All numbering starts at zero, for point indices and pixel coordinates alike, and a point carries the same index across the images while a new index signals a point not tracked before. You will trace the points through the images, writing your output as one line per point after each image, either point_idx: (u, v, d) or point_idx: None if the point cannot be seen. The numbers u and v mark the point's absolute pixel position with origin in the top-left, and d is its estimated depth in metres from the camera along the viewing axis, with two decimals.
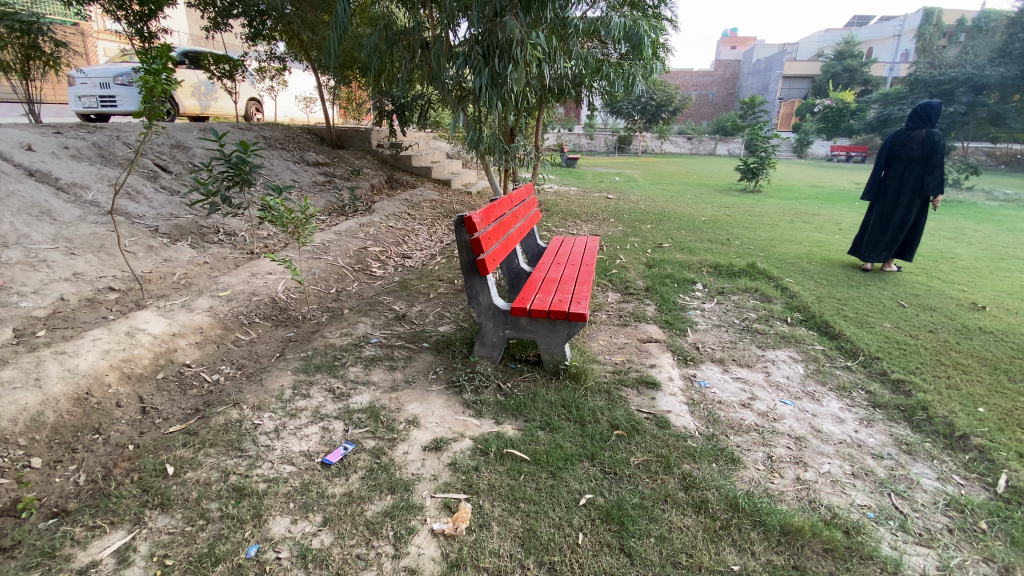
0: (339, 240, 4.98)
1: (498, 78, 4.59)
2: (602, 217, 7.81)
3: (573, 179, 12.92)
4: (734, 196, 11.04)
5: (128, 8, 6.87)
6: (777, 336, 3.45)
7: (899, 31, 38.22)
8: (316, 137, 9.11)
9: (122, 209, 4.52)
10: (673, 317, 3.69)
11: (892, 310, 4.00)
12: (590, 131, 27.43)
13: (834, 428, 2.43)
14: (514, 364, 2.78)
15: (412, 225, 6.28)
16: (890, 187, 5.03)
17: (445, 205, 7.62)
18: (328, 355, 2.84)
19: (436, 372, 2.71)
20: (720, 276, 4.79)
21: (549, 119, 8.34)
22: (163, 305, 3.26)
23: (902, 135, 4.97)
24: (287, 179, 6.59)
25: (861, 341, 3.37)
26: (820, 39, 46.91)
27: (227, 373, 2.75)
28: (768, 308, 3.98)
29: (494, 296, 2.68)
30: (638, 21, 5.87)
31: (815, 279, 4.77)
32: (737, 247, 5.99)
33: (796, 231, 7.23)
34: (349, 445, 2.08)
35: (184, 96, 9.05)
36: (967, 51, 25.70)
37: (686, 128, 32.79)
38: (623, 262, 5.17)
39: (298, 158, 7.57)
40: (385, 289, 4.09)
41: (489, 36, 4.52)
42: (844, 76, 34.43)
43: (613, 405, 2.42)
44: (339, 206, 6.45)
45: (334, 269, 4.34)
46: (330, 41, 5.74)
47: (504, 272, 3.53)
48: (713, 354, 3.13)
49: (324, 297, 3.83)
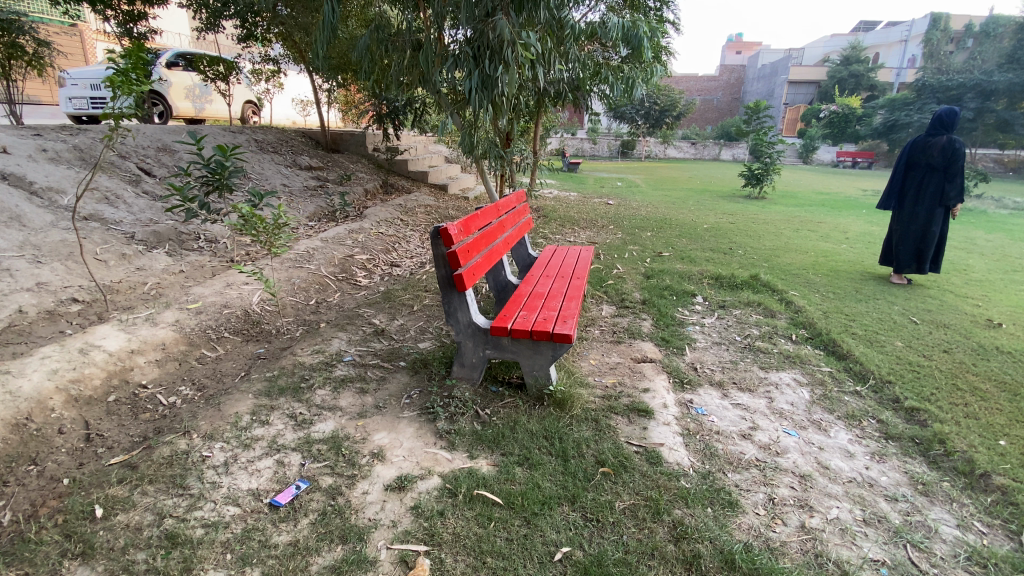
0: (324, 247, 4.80)
1: (488, 80, 4.40)
2: (602, 225, 7.60)
3: (574, 184, 12.73)
4: (738, 202, 10.81)
5: (117, 8, 6.70)
6: (780, 356, 3.23)
7: (906, 36, 37.90)
8: (311, 140, 8.96)
9: (99, 215, 4.35)
10: (669, 334, 3.47)
11: (902, 327, 3.77)
12: (593, 136, 27.26)
13: (843, 464, 2.21)
14: (495, 387, 2.57)
15: (405, 231, 6.10)
16: (910, 196, 4.85)
17: (440, 210, 7.43)
18: (295, 376, 2.64)
19: (410, 396, 2.51)
20: (722, 288, 4.58)
21: (548, 123, 8.15)
22: (126, 318, 3.08)
23: (921, 142, 4.79)
24: (277, 183, 6.43)
25: (872, 362, 3.14)
26: (826, 44, 46.66)
27: (184, 396, 2.56)
28: (771, 324, 3.77)
29: (473, 313, 2.48)
30: (637, 22, 5.70)
31: (822, 292, 4.55)
32: (740, 257, 5.77)
33: (801, 239, 7.01)
34: (303, 483, 1.88)
35: (178, 98, 8.87)
36: (975, 57, 25.38)
37: (690, 134, 32.60)
38: (620, 272, 4.95)
39: (290, 162, 7.41)
40: (368, 300, 3.90)
41: (480, 37, 4.34)
42: (849, 82, 34.17)
43: (600, 437, 2.20)
44: (329, 212, 6.28)
45: (316, 279, 4.15)
46: (318, 45, 5.49)
47: (490, 285, 3.32)
48: (712, 376, 2.91)
49: (302, 310, 3.64)
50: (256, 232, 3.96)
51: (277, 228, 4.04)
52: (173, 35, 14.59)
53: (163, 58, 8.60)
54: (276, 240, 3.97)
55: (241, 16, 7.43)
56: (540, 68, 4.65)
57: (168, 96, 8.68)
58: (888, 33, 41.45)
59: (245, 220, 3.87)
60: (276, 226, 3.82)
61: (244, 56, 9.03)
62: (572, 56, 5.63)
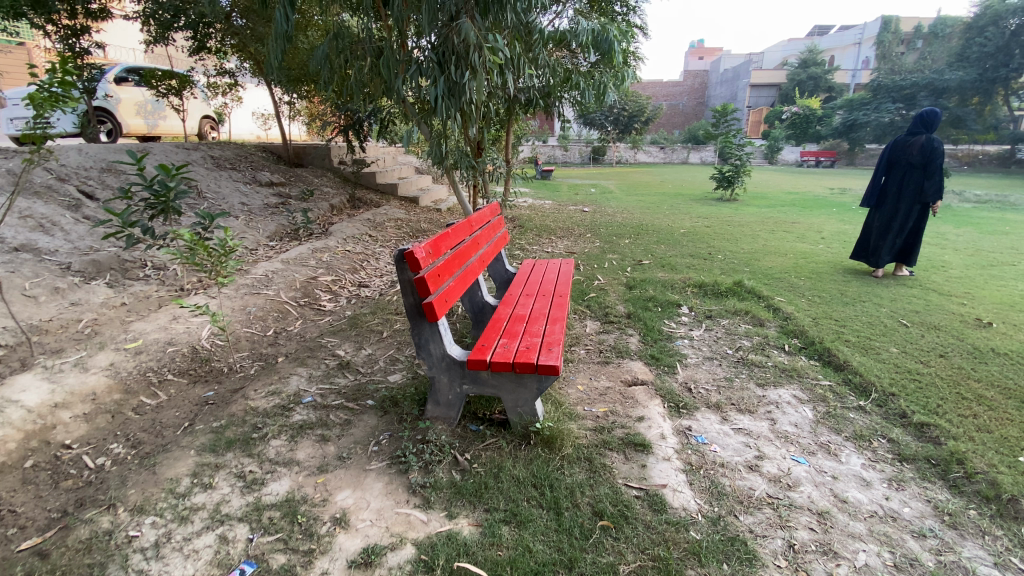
0: (284, 269, 4.46)
1: (455, 87, 4.14)
2: (579, 233, 7.43)
3: (548, 192, 12.57)
4: (711, 205, 10.82)
5: (57, 23, 6.03)
6: (777, 370, 3.05)
7: (859, 40, 39.42)
8: (273, 156, 8.56)
9: (30, 244, 3.92)
10: (659, 350, 3.26)
11: (893, 331, 3.65)
12: (564, 143, 27.33)
13: (861, 495, 2.01)
14: (474, 426, 2.30)
15: (374, 248, 5.78)
16: (890, 194, 4.82)
17: (412, 223, 7.13)
18: (246, 426, 2.32)
19: (378, 441, 2.22)
20: (707, 296, 4.41)
21: (519, 131, 7.96)
22: (53, 364, 2.71)
23: (902, 141, 4.80)
24: (234, 202, 6.04)
25: (871, 373, 2.98)
26: (784, 49, 48.19)
27: (116, 456, 2.22)
28: (761, 333, 3.60)
29: (447, 344, 2.21)
30: (607, 26, 5.60)
31: (808, 297, 4.42)
32: (720, 262, 5.65)
33: (778, 241, 6.96)
34: (249, 565, 1.59)
35: (127, 115, 8.38)
36: (926, 59, 26.54)
37: (659, 138, 33.01)
38: (601, 283, 4.75)
39: (250, 179, 7.02)
40: (332, 327, 3.58)
41: (445, 42, 4.09)
42: (809, 84, 35.26)
43: (595, 481, 1.95)
44: (292, 230, 5.92)
45: (274, 306, 3.81)
46: (272, 56, 5.05)
47: (466, 307, 3.05)
48: (708, 397, 2.70)
49: (259, 343, 3.31)
50: (203, 260, 3.60)
51: (230, 253, 3.70)
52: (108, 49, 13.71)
53: (111, 73, 8.11)
54: (228, 266, 3.63)
55: (192, 27, 7.04)
56: (509, 74, 4.45)
57: (116, 112, 8.18)
58: (841, 36, 43.02)
59: (191, 246, 3.51)
60: (228, 251, 3.48)
61: (198, 69, 8.58)
62: (542, 62, 5.46)
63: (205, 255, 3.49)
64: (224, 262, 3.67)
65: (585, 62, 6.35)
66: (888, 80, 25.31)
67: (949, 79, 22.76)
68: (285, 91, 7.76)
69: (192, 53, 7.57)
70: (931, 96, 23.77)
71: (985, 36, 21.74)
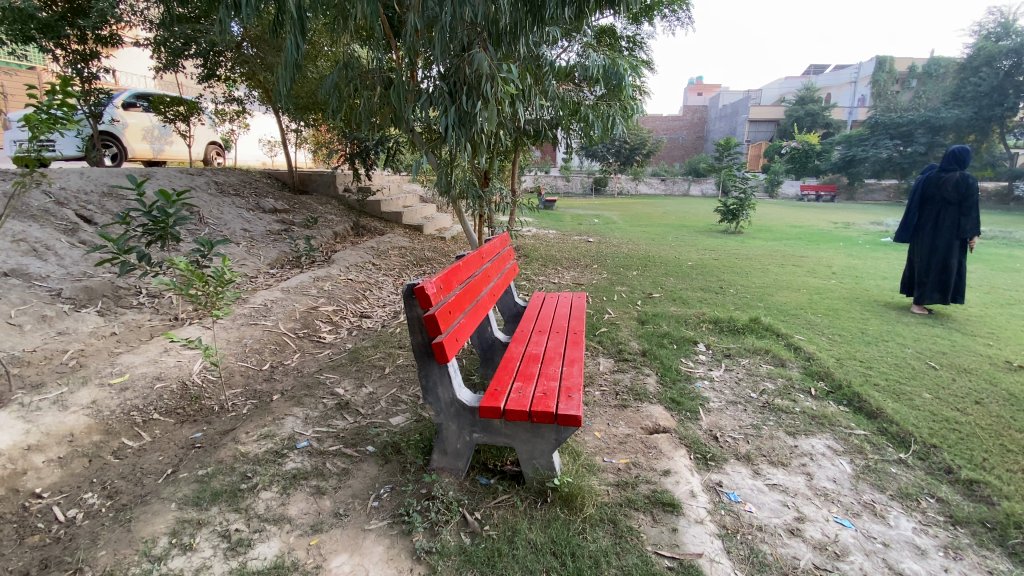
0: (284, 299, 4.30)
1: (466, 117, 4.05)
2: (585, 263, 7.30)
3: (552, 222, 12.52)
4: (717, 237, 10.75)
5: (65, 48, 6.02)
6: (806, 417, 2.85)
7: (854, 79, 40.36)
8: (277, 182, 8.51)
9: (21, 269, 3.77)
10: (678, 392, 3.06)
11: (922, 374, 3.47)
12: (566, 174, 27.60)
13: (917, 566, 1.80)
14: (484, 479, 2.09)
15: (377, 277, 5.64)
16: (927, 229, 4.89)
17: (416, 252, 7.02)
18: (234, 475, 2.12)
19: (378, 496, 2.02)
20: (723, 333, 4.24)
21: (525, 161, 7.94)
22: (31, 400, 2.52)
23: (935, 177, 4.88)
24: (235, 229, 5.94)
25: (908, 422, 2.78)
26: (782, 86, 49.35)
27: (89, 508, 2.01)
28: (784, 374, 3.42)
29: (457, 388, 2.03)
30: (616, 60, 5.62)
31: (828, 335, 4.25)
32: (733, 297, 5.49)
33: (789, 275, 6.82)
34: None
35: (134, 140, 8.38)
36: (921, 98, 27.14)
37: (660, 171, 33.38)
38: (612, 317, 4.58)
39: (253, 205, 6.93)
40: (332, 361, 3.39)
41: (456, 72, 4.03)
42: (807, 120, 35.89)
43: (622, 548, 1.75)
44: (293, 258, 5.79)
45: (271, 338, 3.63)
46: (280, 82, 4.97)
47: (475, 343, 2.88)
48: (737, 448, 2.50)
49: (253, 379, 3.12)
50: (199, 291, 3.44)
51: (227, 283, 3.55)
52: (116, 75, 13.84)
53: (120, 99, 8.16)
54: (224, 297, 3.47)
55: (203, 55, 7.08)
56: (520, 104, 4.40)
57: (122, 137, 8.17)
58: (837, 74, 44.08)
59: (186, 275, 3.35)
60: (223, 284, 3.33)
61: (206, 96, 8.61)
62: (551, 93, 5.45)
63: (200, 285, 3.33)
64: (220, 293, 3.51)
65: (593, 95, 6.35)
66: (886, 118, 25.77)
67: (946, 117, 23.18)
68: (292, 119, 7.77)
69: (201, 80, 7.59)
70: (928, 133, 24.17)
71: (979, 77, 22.24)
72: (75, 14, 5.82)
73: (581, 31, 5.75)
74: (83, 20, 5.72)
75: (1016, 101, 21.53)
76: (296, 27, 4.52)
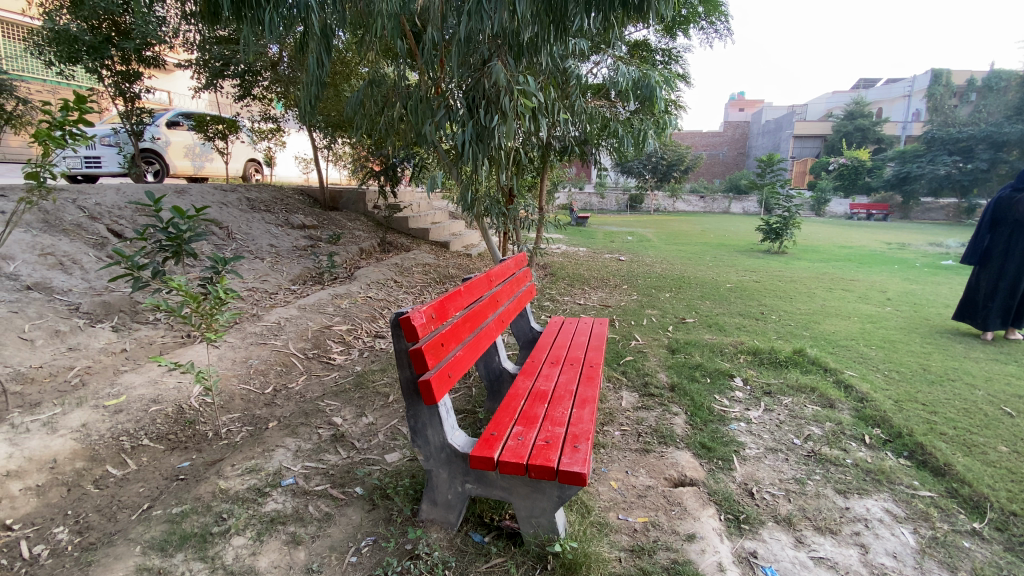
0: (299, 317, 4.20)
1: (484, 132, 3.86)
2: (615, 283, 6.99)
3: (583, 239, 12.24)
4: (757, 257, 10.18)
5: (110, 68, 6.31)
6: (858, 471, 2.47)
7: (908, 92, 38.54)
8: (309, 198, 8.63)
9: (44, 283, 3.81)
10: (709, 436, 2.73)
11: (997, 422, 2.99)
12: (601, 190, 27.31)
13: None
14: (477, 536, 1.85)
15: (398, 294, 5.51)
16: (996, 254, 4.38)
17: (440, 269, 6.88)
18: (208, 516, 1.95)
19: (359, 550, 1.80)
20: (763, 366, 3.85)
21: (555, 178, 7.75)
22: (20, 421, 2.45)
23: (1005, 198, 4.34)
24: (262, 245, 5.97)
25: (983, 483, 2.35)
26: (828, 100, 47.72)
27: (56, 544, 1.86)
28: (833, 418, 3.02)
29: (448, 432, 1.80)
30: (648, 72, 5.35)
31: (884, 371, 3.81)
32: (775, 324, 5.07)
33: (837, 301, 6.29)
34: None
35: (176, 157, 8.69)
36: (981, 112, 25.61)
37: (699, 188, 32.54)
38: (639, 345, 4.26)
39: (282, 221, 6.99)
40: (337, 386, 3.23)
41: (476, 85, 3.86)
42: (856, 136, 34.37)
43: None
44: (316, 273, 5.74)
45: (279, 358, 3.51)
46: (304, 100, 4.93)
47: (482, 373, 2.65)
48: (775, 508, 2.16)
49: (254, 403, 2.98)
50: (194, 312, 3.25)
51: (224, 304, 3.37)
52: (168, 95, 14.52)
53: (164, 118, 8.53)
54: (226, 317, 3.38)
55: (240, 75, 7.27)
56: (543, 120, 4.17)
57: (165, 154, 8.49)
58: (889, 88, 42.12)
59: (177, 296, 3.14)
60: (218, 304, 3.16)
61: (244, 115, 8.84)
62: (579, 109, 5.23)
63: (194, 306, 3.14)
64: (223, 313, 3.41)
65: (624, 111, 6.09)
66: (943, 133, 24.35)
67: (1009, 132, 22.09)
68: (324, 136, 7.87)
69: (237, 99, 7.79)
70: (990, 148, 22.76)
71: None
72: (119, 36, 6.12)
73: (611, 45, 5.52)
74: (127, 42, 5.98)
75: None
76: (321, 44, 4.42)
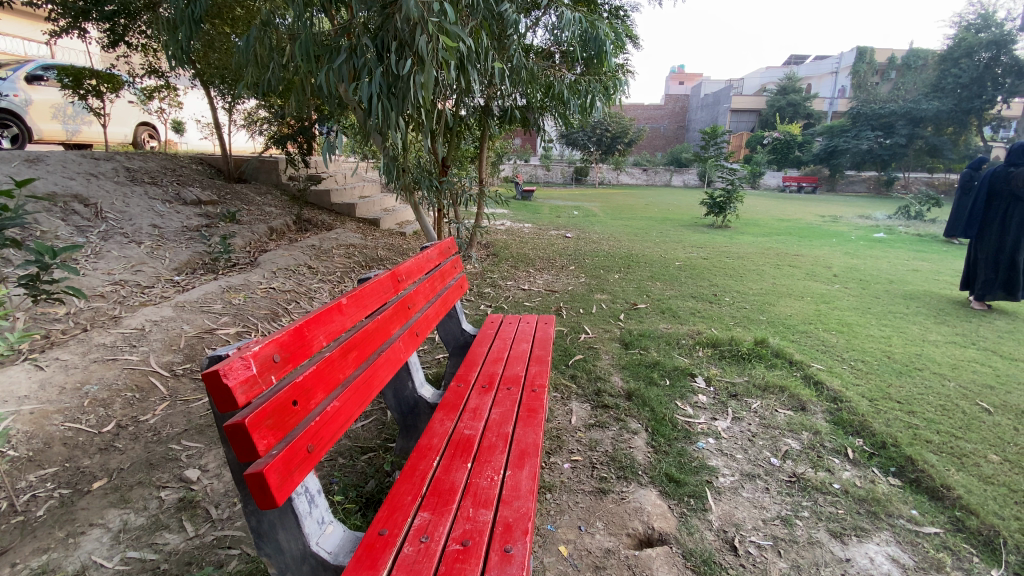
0: (172, 318, 3.35)
1: (396, 83, 3.10)
2: (560, 264, 6.46)
3: (528, 215, 11.62)
4: (703, 232, 9.98)
5: None
6: (850, 502, 2.06)
7: (836, 70, 40.18)
8: (211, 169, 7.45)
9: None
10: (676, 464, 2.24)
11: (977, 422, 2.70)
12: (546, 163, 26.73)
13: None
14: None
15: (311, 283, 4.68)
16: (994, 225, 4.46)
17: (365, 250, 6.05)
18: None
19: None
20: (725, 361, 3.43)
21: (494, 148, 7.03)
22: None
23: (1000, 171, 4.44)
24: (139, 225, 4.94)
25: (990, 511, 2.00)
26: (762, 75, 49.12)
27: None
28: (808, 426, 2.63)
29: (307, 533, 1.16)
30: (596, 23, 4.61)
31: (849, 361, 3.50)
32: (729, 308, 4.71)
33: (787, 279, 6.08)
34: None
35: (40, 119, 7.28)
36: (900, 90, 27.09)
37: (642, 162, 32.68)
38: (590, 339, 3.74)
39: (172, 196, 5.90)
40: (208, 417, 2.48)
41: (384, 22, 3.06)
42: (788, 111, 35.51)
43: None
44: (208, 259, 4.79)
45: (132, 380, 2.70)
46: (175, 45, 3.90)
47: (391, 405, 2.02)
48: (765, 569, 1.70)
49: (83, 449, 2.19)
50: None
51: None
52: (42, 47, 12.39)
53: (21, 70, 7.03)
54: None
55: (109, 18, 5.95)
56: (473, 71, 3.44)
57: (25, 116, 7.07)
58: (817, 65, 43.63)
59: None
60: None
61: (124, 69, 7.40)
62: (518, 64, 4.49)
63: None
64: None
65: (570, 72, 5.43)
66: (867, 108, 25.44)
67: (926, 108, 23.45)
68: (222, 95, 6.70)
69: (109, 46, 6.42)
70: (909, 124, 24.00)
71: (960, 68, 22.84)
72: None
73: None
74: None
75: (994, 94, 22.19)
76: None
